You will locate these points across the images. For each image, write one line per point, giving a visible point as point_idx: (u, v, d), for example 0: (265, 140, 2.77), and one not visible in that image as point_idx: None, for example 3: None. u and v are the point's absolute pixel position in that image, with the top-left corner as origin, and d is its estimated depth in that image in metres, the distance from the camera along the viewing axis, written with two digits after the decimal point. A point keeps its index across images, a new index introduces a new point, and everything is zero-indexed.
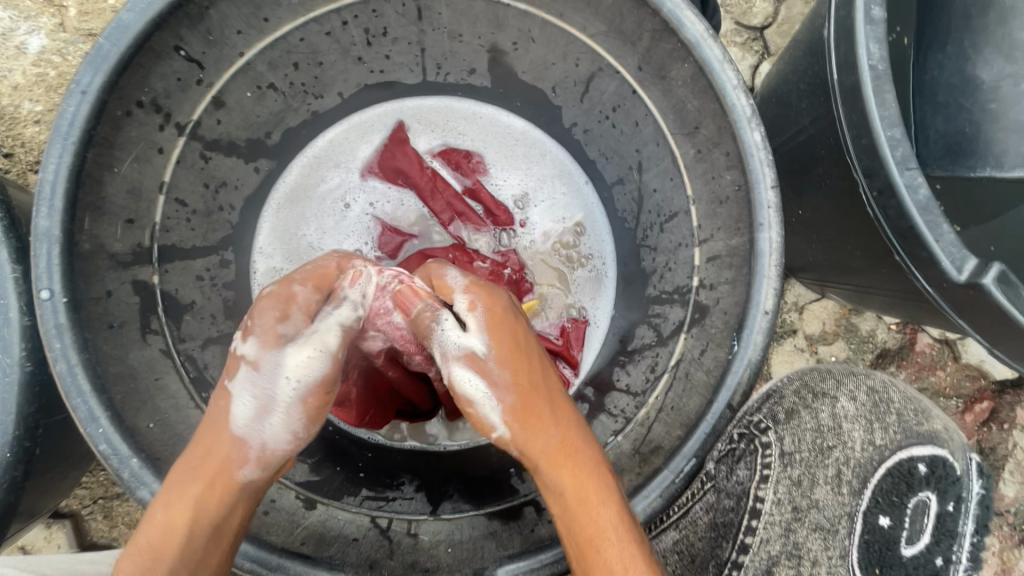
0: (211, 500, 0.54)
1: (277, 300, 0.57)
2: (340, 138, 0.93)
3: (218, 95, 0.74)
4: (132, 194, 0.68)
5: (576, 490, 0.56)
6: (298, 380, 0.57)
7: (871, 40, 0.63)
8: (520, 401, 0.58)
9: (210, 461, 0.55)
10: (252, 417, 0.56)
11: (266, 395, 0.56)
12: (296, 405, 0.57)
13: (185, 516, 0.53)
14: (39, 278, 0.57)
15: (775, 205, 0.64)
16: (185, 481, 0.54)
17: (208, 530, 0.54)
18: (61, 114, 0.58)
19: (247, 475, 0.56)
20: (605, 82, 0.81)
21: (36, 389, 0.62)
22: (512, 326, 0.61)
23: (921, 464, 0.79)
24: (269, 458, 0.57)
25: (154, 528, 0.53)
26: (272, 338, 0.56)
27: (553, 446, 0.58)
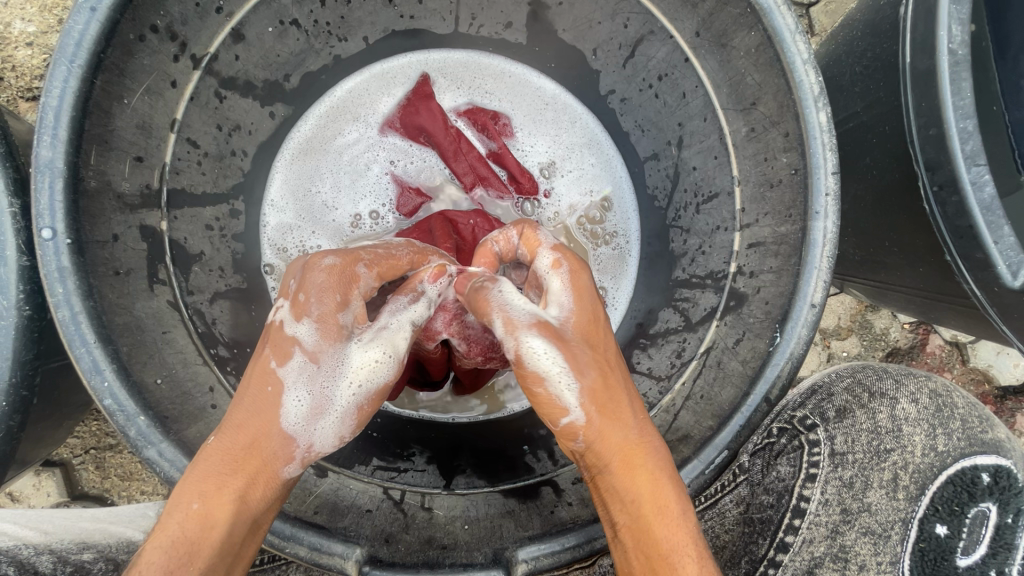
0: (253, 495, 0.49)
1: (341, 281, 0.55)
2: (360, 88, 0.86)
3: (238, 27, 0.68)
4: (141, 130, 0.62)
5: (654, 495, 0.51)
6: (359, 384, 0.55)
7: (954, 21, 0.59)
8: (598, 383, 0.54)
9: (256, 453, 0.50)
10: (304, 415, 0.53)
11: (322, 393, 0.54)
12: (351, 410, 0.56)
13: (227, 511, 0.47)
14: (40, 215, 0.52)
15: (834, 192, 0.60)
16: (224, 469, 0.48)
17: (247, 526, 0.48)
18: (67, 33, 0.52)
19: (291, 472, 0.53)
20: (654, 47, 0.76)
21: (34, 336, 0.57)
22: (593, 306, 0.58)
23: (985, 474, 0.78)
24: (316, 460, 0.55)
25: (190, 523, 0.45)
26: (335, 330, 0.54)
27: (632, 441, 0.53)
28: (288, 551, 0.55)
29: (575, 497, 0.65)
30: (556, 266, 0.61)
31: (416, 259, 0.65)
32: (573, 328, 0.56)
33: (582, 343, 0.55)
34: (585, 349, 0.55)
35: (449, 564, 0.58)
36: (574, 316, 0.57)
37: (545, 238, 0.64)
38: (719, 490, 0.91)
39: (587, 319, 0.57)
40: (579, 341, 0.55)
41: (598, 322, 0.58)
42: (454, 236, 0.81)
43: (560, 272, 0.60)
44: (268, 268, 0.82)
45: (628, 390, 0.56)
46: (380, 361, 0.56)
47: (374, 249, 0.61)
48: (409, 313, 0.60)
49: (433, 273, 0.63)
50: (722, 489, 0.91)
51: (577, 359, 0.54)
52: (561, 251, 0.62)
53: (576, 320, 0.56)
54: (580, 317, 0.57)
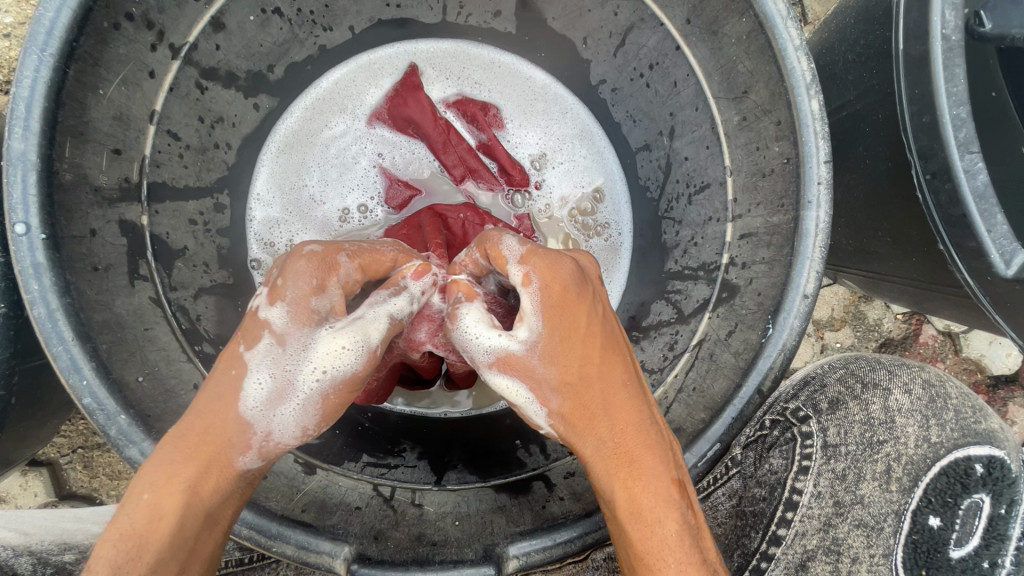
0: (207, 485, 0.49)
1: (315, 268, 0.51)
2: (347, 80, 0.84)
3: (218, 15, 0.66)
4: (118, 122, 0.61)
5: (627, 498, 0.52)
6: (324, 371, 0.52)
7: (947, 8, 0.58)
8: (568, 405, 0.55)
9: (207, 443, 0.49)
10: (264, 400, 0.51)
11: (285, 377, 0.51)
12: (315, 399, 0.52)
13: (176, 501, 0.47)
14: (13, 209, 0.51)
15: (827, 181, 0.59)
16: (175, 458, 0.48)
17: (200, 518, 0.48)
18: (37, 21, 0.50)
19: (247, 463, 0.51)
20: (645, 35, 0.74)
21: (12, 333, 0.56)
22: (569, 323, 0.55)
23: (978, 465, 0.78)
24: (274, 452, 0.52)
25: (140, 515, 0.46)
26: (304, 314, 0.51)
27: (608, 452, 0.54)
28: (274, 550, 0.54)
29: (566, 492, 0.65)
30: (527, 281, 0.55)
31: (401, 256, 0.62)
32: (541, 356, 0.55)
33: (554, 370, 0.55)
34: (555, 375, 0.55)
35: (439, 560, 0.57)
36: (544, 342, 0.54)
37: (509, 251, 0.57)
38: (711, 483, 0.90)
39: (558, 343, 0.54)
40: (547, 367, 0.55)
41: (565, 337, 0.55)
42: (444, 230, 0.80)
43: (530, 292, 0.54)
44: (255, 263, 0.81)
45: (612, 401, 0.55)
46: (350, 353, 0.52)
47: (358, 242, 0.58)
48: (392, 306, 0.57)
49: (420, 271, 0.60)
50: (714, 482, 0.90)
51: (544, 388, 0.55)
52: (532, 262, 0.55)
53: (547, 347, 0.55)
54: (551, 342, 0.54)
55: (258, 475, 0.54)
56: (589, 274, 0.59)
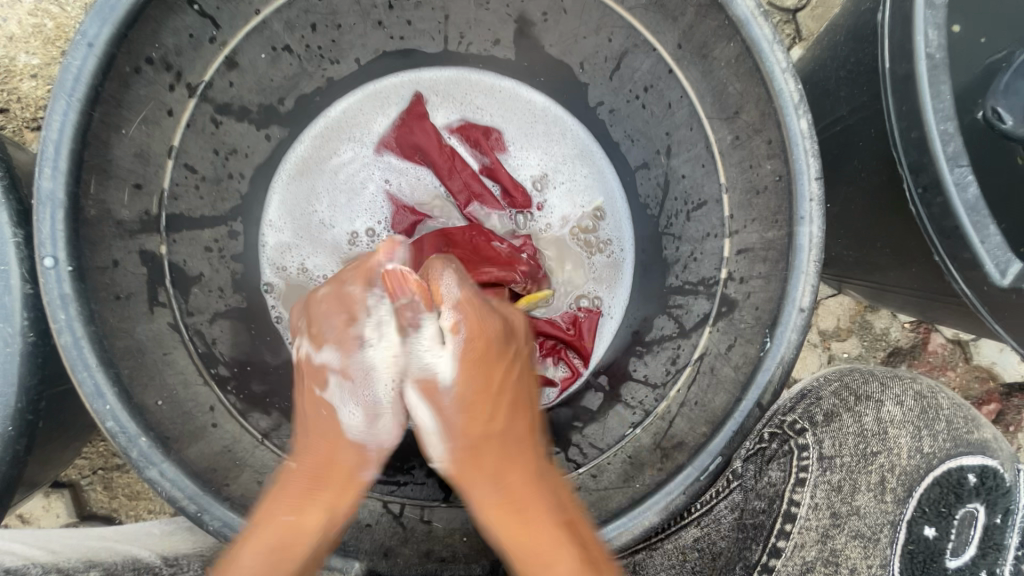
0: (342, 502, 0.56)
1: (343, 307, 0.60)
2: (354, 109, 0.88)
3: (231, 54, 0.70)
4: (139, 158, 0.64)
5: (520, 536, 0.53)
6: (392, 378, 0.58)
7: (930, 27, 0.60)
8: (467, 446, 0.58)
9: (334, 466, 0.57)
10: (361, 419, 0.59)
11: (366, 398, 0.59)
12: (396, 407, 0.59)
13: (320, 516, 0.55)
14: (42, 244, 0.54)
15: (818, 197, 0.61)
16: (308, 479, 0.56)
17: (325, 530, 0.55)
18: (65, 68, 0.54)
19: (372, 477, 0.59)
20: (639, 60, 0.77)
21: (39, 361, 0.59)
22: (480, 370, 0.60)
23: (971, 475, 0.78)
24: (382, 462, 0.61)
25: (286, 529, 0.53)
26: (349, 342, 0.59)
27: (497, 498, 0.55)
28: None
29: None
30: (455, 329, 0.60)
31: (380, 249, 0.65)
32: (454, 397, 0.58)
33: (461, 411, 0.58)
34: (460, 417, 0.58)
35: None
36: (459, 385, 0.59)
37: (447, 292, 0.62)
38: (714, 496, 0.89)
39: (473, 389, 0.59)
40: (456, 408, 0.58)
41: (475, 370, 0.60)
42: (448, 249, 0.82)
43: (457, 338, 0.59)
44: (268, 287, 0.84)
45: (507, 446, 0.58)
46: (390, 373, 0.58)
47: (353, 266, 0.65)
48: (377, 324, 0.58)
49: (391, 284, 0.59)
50: (716, 495, 0.89)
51: (447, 424, 0.58)
52: (461, 311, 0.61)
53: (462, 390, 0.59)
54: (460, 386, 0.59)
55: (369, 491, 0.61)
56: (512, 330, 0.67)
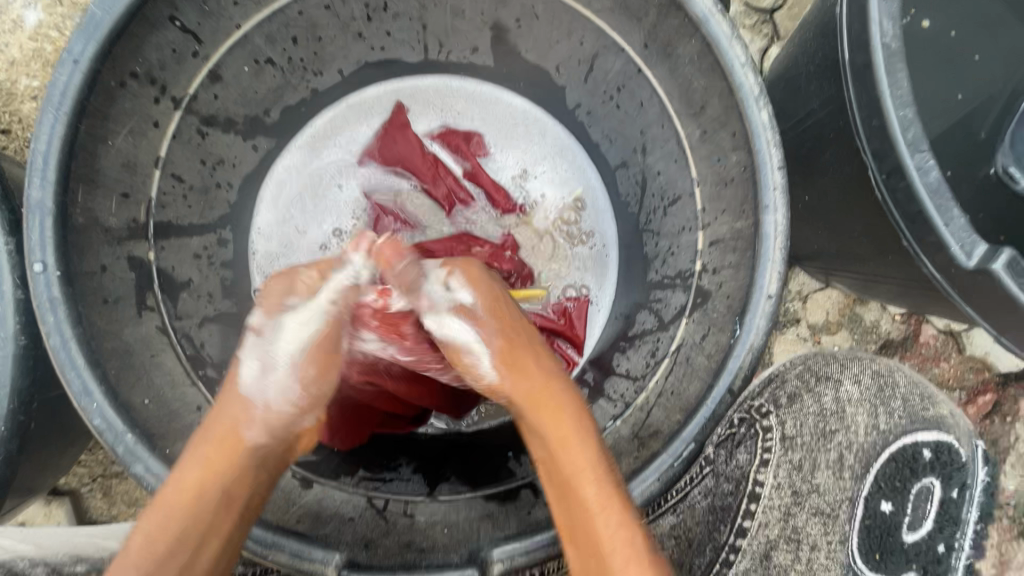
0: (224, 463, 0.56)
1: (284, 284, 0.59)
2: (338, 119, 0.91)
3: (215, 68, 0.72)
4: (126, 168, 0.67)
5: (556, 428, 0.59)
6: (297, 343, 0.57)
7: (885, 19, 0.61)
8: (506, 347, 0.61)
9: (218, 423, 0.57)
10: (257, 375, 0.57)
11: (268, 353, 0.57)
12: (295, 367, 0.57)
13: (202, 476, 0.55)
14: (31, 250, 0.57)
15: (781, 186, 0.62)
16: (199, 439, 0.57)
17: (215, 494, 0.55)
18: (52, 84, 0.57)
19: (256, 438, 0.57)
20: (610, 61, 0.79)
21: (30, 364, 0.61)
22: (493, 290, 0.64)
23: (926, 450, 0.81)
24: (279, 427, 0.58)
25: (174, 491, 0.55)
26: (274, 304, 0.57)
27: (537, 387, 0.61)
28: (270, 558, 0.58)
29: None
30: (450, 271, 0.63)
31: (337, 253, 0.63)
32: (484, 310, 0.62)
33: (492, 324, 0.62)
34: (490, 329, 0.62)
35: (425, 564, 0.60)
36: (481, 303, 0.62)
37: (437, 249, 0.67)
38: (688, 483, 0.86)
39: (491, 302, 0.63)
40: (490, 321, 0.62)
41: (498, 299, 0.64)
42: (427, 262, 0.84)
43: (457, 272, 0.63)
44: (257, 290, 0.85)
45: (534, 347, 0.64)
46: (311, 326, 0.57)
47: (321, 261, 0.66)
48: (339, 281, 0.59)
49: (363, 244, 0.61)
50: (690, 482, 0.87)
51: (489, 336, 0.61)
52: (455, 261, 0.65)
53: (484, 305, 0.62)
54: (483, 303, 0.62)
55: (279, 458, 0.59)
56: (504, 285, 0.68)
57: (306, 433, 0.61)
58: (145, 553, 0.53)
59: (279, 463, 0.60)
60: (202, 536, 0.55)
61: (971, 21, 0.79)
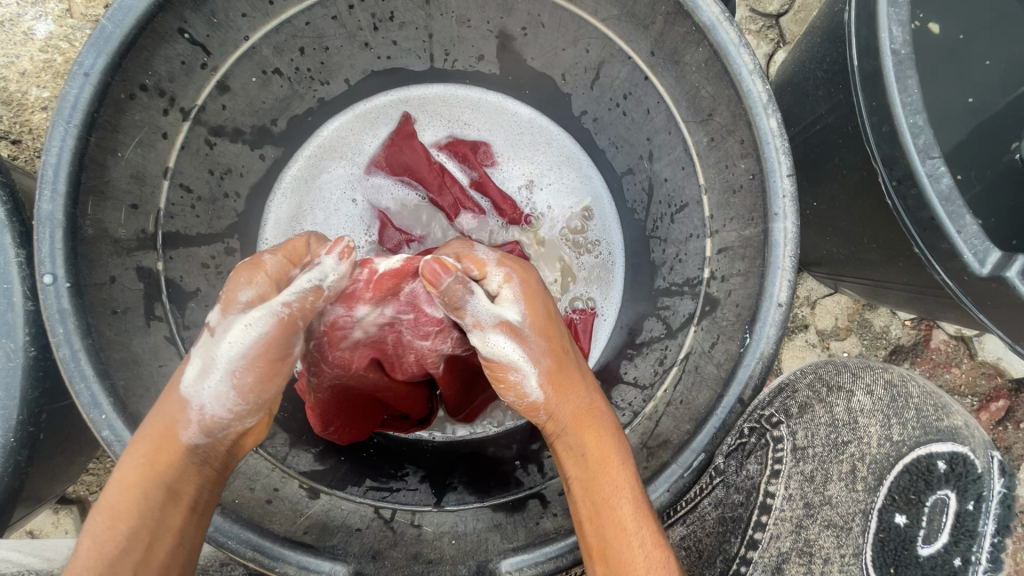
0: (165, 461, 0.54)
1: (250, 272, 0.59)
2: (345, 129, 0.91)
3: (223, 79, 0.73)
4: (135, 179, 0.67)
5: (597, 445, 0.60)
6: (239, 345, 0.55)
7: (894, 25, 0.61)
8: (554, 366, 0.62)
9: (158, 421, 0.55)
10: (196, 376, 0.56)
11: (210, 354, 0.56)
12: (239, 370, 0.56)
13: (143, 475, 0.53)
14: (41, 262, 0.57)
15: (791, 194, 0.61)
16: (138, 439, 0.54)
17: (162, 491, 0.54)
18: (63, 97, 0.57)
19: (193, 438, 0.55)
20: (616, 68, 0.79)
21: (39, 375, 0.61)
22: (544, 308, 0.65)
23: (940, 461, 0.76)
24: (217, 428, 0.56)
25: (117, 490, 0.53)
26: (231, 305, 0.57)
27: (582, 408, 0.62)
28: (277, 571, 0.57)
29: (560, 508, 0.67)
30: (507, 278, 0.64)
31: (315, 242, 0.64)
32: (530, 326, 0.62)
33: (538, 339, 0.62)
34: (541, 342, 0.62)
35: None
36: (531, 318, 0.63)
37: (484, 255, 0.66)
38: (698, 493, 0.91)
39: (542, 317, 0.63)
40: (536, 337, 0.62)
41: (551, 321, 0.65)
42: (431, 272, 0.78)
43: (511, 284, 0.64)
44: None
45: (579, 370, 0.65)
46: (257, 329, 0.56)
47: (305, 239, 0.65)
48: (302, 282, 0.58)
49: (337, 248, 0.61)
50: (701, 492, 0.91)
51: (534, 351, 0.61)
52: (508, 265, 0.65)
53: (533, 320, 0.63)
54: (533, 318, 0.63)
55: (223, 452, 0.58)
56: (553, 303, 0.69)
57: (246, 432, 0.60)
58: (96, 554, 0.51)
59: (223, 461, 0.58)
60: (150, 536, 0.53)
61: (978, 23, 0.78)
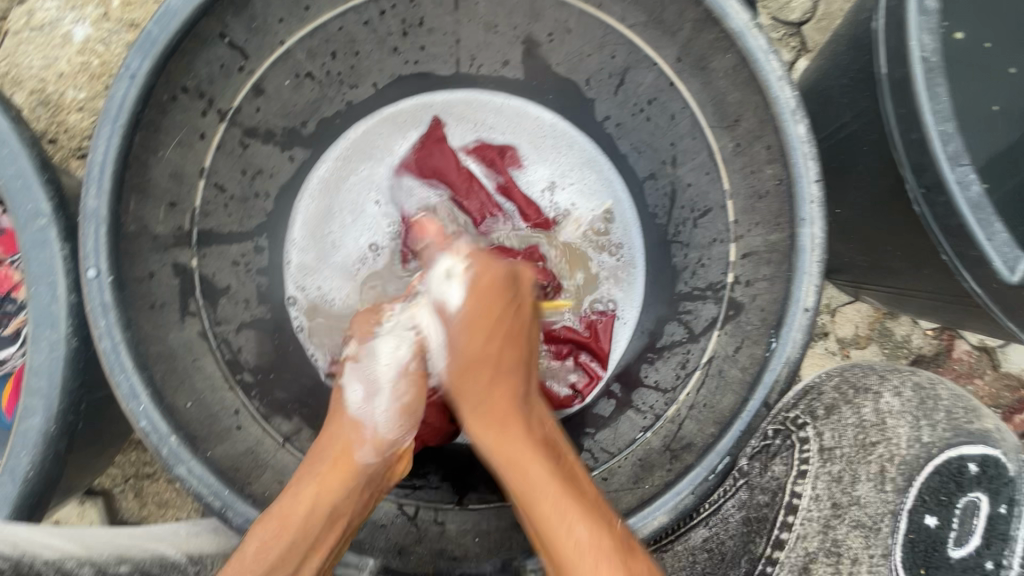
0: (338, 479, 0.62)
1: (368, 315, 0.75)
2: (371, 133, 0.93)
3: (258, 82, 0.75)
4: (174, 178, 0.69)
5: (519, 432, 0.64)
6: (389, 363, 0.69)
7: (923, 32, 0.61)
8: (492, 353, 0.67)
9: (336, 443, 0.65)
10: (363, 399, 0.68)
11: (370, 379, 0.69)
12: (395, 387, 0.69)
13: (318, 490, 0.61)
14: (87, 256, 0.59)
15: (819, 199, 0.62)
16: (318, 464, 0.64)
17: (330, 505, 0.61)
18: (111, 98, 0.59)
19: (366, 458, 0.65)
20: (641, 74, 0.79)
21: (79, 366, 0.63)
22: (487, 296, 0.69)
23: (972, 464, 0.77)
24: (384, 445, 0.66)
25: (286, 502, 0.60)
26: (365, 334, 0.72)
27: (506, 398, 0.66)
28: None
29: None
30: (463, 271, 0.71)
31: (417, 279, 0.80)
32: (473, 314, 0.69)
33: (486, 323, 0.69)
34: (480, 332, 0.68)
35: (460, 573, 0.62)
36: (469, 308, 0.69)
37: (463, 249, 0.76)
38: (721, 495, 0.90)
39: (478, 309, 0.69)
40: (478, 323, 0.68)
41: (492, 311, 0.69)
42: None
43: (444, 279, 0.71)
44: (291, 301, 0.88)
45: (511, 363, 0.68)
46: (400, 350, 0.70)
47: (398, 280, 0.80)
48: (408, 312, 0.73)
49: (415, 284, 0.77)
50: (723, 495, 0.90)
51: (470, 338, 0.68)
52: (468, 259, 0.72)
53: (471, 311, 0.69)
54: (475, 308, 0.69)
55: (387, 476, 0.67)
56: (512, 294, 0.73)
57: (401, 458, 0.69)
58: (260, 562, 0.56)
59: (376, 488, 0.67)
60: (309, 548, 0.59)
61: (1004, 35, 0.78)
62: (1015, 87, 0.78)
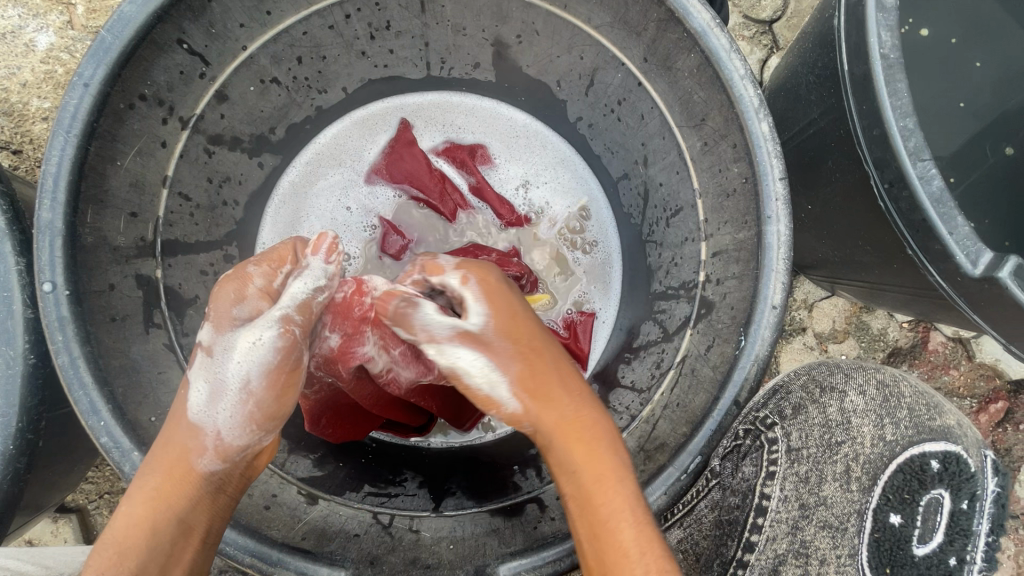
0: (172, 497, 0.54)
1: (235, 287, 0.58)
2: (343, 136, 0.92)
3: (221, 88, 0.74)
4: (134, 188, 0.68)
5: (591, 462, 0.57)
6: (244, 366, 0.56)
7: (883, 30, 0.62)
8: (527, 372, 0.59)
9: (162, 453, 0.55)
10: (205, 402, 0.56)
11: (218, 378, 0.56)
12: (243, 397, 0.56)
13: (151, 514, 0.53)
14: (41, 270, 0.58)
15: (784, 197, 0.62)
16: (144, 478, 0.54)
17: (173, 525, 0.53)
18: (63, 107, 0.58)
19: (208, 465, 0.56)
20: (610, 75, 0.80)
21: (38, 383, 0.62)
22: (508, 307, 0.61)
23: (933, 461, 0.76)
24: (230, 453, 0.56)
25: (118, 528, 0.52)
26: (226, 321, 0.57)
27: (566, 419, 0.58)
28: None
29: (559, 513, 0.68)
30: (464, 280, 0.61)
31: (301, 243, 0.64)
32: (494, 331, 0.59)
33: (505, 343, 0.59)
34: (511, 346, 0.59)
35: None
36: (495, 321, 0.59)
37: (444, 263, 0.64)
38: (694, 496, 0.94)
39: (508, 320, 0.60)
40: (502, 341, 0.59)
41: (520, 322, 0.61)
42: None
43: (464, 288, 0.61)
44: None
45: (560, 369, 0.61)
46: (265, 345, 0.56)
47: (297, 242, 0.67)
48: (300, 288, 0.58)
49: (323, 248, 0.61)
50: (698, 495, 0.94)
51: (502, 358, 0.58)
52: (464, 266, 0.63)
53: (495, 324, 0.59)
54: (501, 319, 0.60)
55: (238, 479, 0.58)
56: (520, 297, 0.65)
57: (258, 455, 0.59)
58: None
59: (227, 496, 0.57)
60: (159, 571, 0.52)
61: (965, 30, 0.80)
62: (976, 81, 0.79)
